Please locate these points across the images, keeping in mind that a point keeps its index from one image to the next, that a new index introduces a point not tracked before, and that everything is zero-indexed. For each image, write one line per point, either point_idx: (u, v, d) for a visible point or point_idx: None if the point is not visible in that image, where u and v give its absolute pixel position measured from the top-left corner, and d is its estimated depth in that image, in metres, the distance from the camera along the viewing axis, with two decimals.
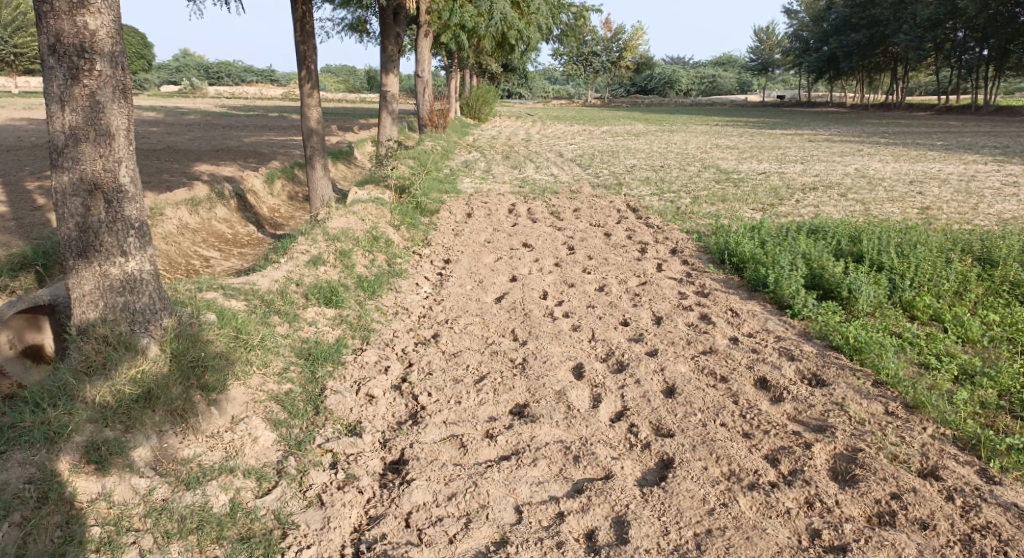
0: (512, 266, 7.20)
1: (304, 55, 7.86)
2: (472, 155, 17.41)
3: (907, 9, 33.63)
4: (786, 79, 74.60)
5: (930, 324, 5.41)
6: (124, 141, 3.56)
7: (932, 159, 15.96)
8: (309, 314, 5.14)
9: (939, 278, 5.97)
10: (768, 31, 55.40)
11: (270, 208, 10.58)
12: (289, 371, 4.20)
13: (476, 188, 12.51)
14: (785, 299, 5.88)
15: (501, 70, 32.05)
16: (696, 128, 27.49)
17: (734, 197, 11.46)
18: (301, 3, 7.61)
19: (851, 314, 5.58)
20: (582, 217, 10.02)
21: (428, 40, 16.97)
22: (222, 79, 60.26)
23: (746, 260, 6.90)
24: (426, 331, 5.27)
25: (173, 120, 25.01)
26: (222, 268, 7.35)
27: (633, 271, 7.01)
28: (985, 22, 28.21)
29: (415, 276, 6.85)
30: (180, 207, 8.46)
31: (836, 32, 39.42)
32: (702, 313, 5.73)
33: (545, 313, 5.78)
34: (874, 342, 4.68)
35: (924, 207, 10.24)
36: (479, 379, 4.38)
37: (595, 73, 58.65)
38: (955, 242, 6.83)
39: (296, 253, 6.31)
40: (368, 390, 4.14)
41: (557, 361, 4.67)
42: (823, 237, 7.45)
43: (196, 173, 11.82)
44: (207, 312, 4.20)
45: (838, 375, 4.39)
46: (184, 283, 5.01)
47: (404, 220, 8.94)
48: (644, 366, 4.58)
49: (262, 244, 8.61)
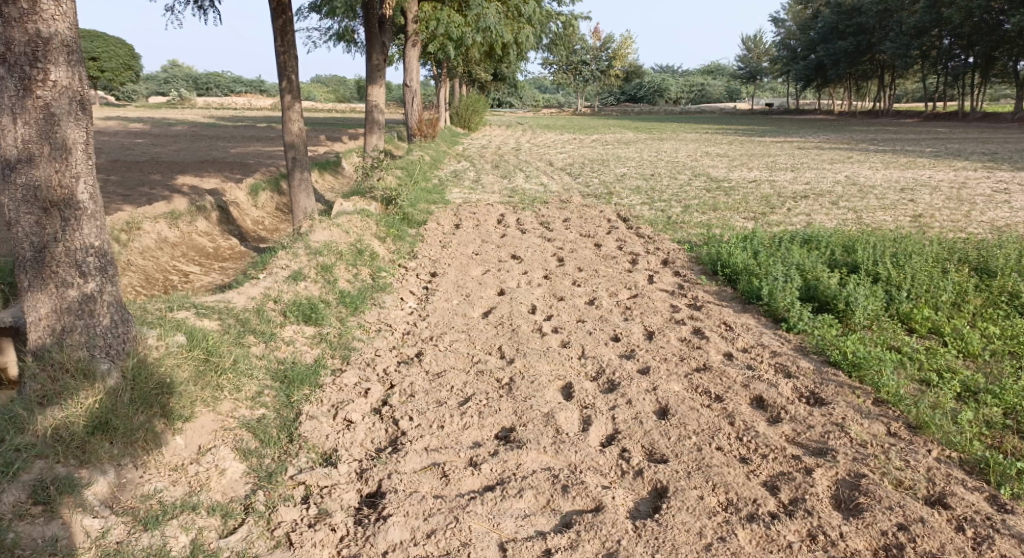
0: (500, 279, 7.02)
1: (285, 65, 7.68)
2: (461, 164, 17.26)
3: (894, 17, 33.89)
4: (774, 87, 74.98)
5: (929, 337, 5.26)
6: (82, 155, 3.37)
7: (921, 166, 15.91)
8: (287, 333, 4.94)
9: (936, 289, 5.83)
10: (756, 39, 55.91)
11: (254, 220, 10.36)
12: (262, 395, 4.00)
13: (465, 198, 12.34)
14: (780, 312, 5.72)
15: (490, 79, 32.04)
16: (686, 136, 27.50)
17: (725, 206, 11.33)
18: (282, 11, 7.43)
19: (848, 327, 5.43)
20: (572, 227, 9.86)
21: (416, 49, 16.83)
22: (211, 89, 59.91)
23: (739, 271, 6.74)
24: (409, 349, 5.07)
25: (159, 131, 24.76)
26: (201, 284, 7.14)
27: (624, 284, 6.84)
28: (971, 30, 28.40)
29: (399, 290, 6.65)
30: (159, 220, 8.24)
31: (823, 41, 39.64)
32: (695, 327, 5.57)
33: (533, 328, 5.59)
34: (872, 358, 4.53)
35: (916, 215, 10.14)
36: (463, 401, 4.18)
37: (584, 81, 58.81)
38: (950, 252, 6.71)
39: (276, 268, 6.10)
40: (346, 414, 3.93)
41: (546, 380, 4.48)
42: (817, 247, 7.32)
43: (179, 185, 11.59)
44: (175, 333, 4.01)
45: (837, 393, 4.22)
46: (154, 302, 4.80)
47: (390, 232, 8.75)
48: (636, 385, 4.40)
49: (244, 258, 8.39)
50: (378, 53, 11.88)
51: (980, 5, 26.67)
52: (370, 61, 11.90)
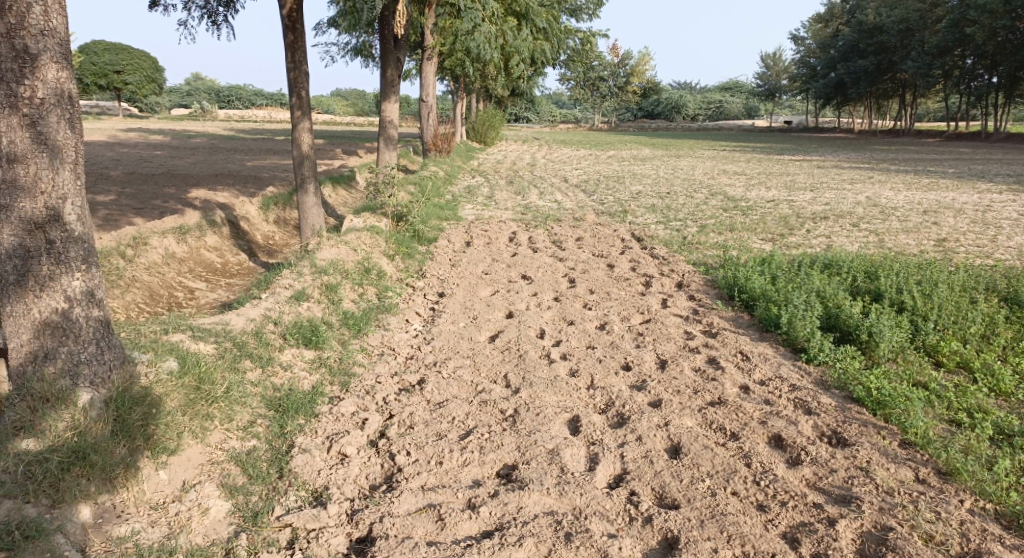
0: (509, 301, 6.83)
1: (295, 81, 7.62)
2: (475, 179, 17.18)
3: (915, 36, 33.62)
4: (794, 104, 74.55)
5: (957, 372, 4.97)
6: (70, 175, 3.30)
7: (944, 188, 15.55)
8: (285, 357, 4.80)
9: (964, 320, 5.54)
10: (775, 57, 55.76)
11: (265, 234, 10.28)
12: (254, 425, 3.89)
13: (477, 215, 12.21)
14: (800, 342, 5.46)
15: (508, 95, 32.16)
16: (704, 153, 27.25)
17: (743, 226, 11.08)
18: (293, 27, 7.38)
19: (871, 360, 5.16)
20: (585, 246, 9.68)
21: (432, 65, 16.87)
22: (231, 101, 60.81)
23: (756, 297, 6.51)
24: (411, 376, 4.88)
25: (178, 143, 25.02)
26: (205, 302, 7.05)
27: (636, 308, 6.62)
28: (994, 49, 27.90)
29: (405, 311, 6.48)
30: (167, 235, 8.18)
31: (843, 59, 39.36)
32: (710, 356, 5.33)
33: (541, 355, 5.38)
34: (898, 396, 4.25)
35: (941, 239, 9.83)
36: (464, 434, 3.99)
37: (601, 97, 58.98)
38: (978, 279, 6.43)
39: (278, 288, 5.98)
40: (341, 448, 3.79)
41: (551, 413, 4.27)
42: (837, 272, 7.08)
43: (191, 199, 11.59)
44: (167, 359, 3.93)
45: (861, 433, 3.96)
46: (151, 325, 4.69)
47: (399, 249, 8.60)
48: (646, 420, 4.18)
49: (252, 274, 8.29)
50: (393, 68, 11.81)
51: (1004, 24, 26.23)
52: (385, 76, 11.83)
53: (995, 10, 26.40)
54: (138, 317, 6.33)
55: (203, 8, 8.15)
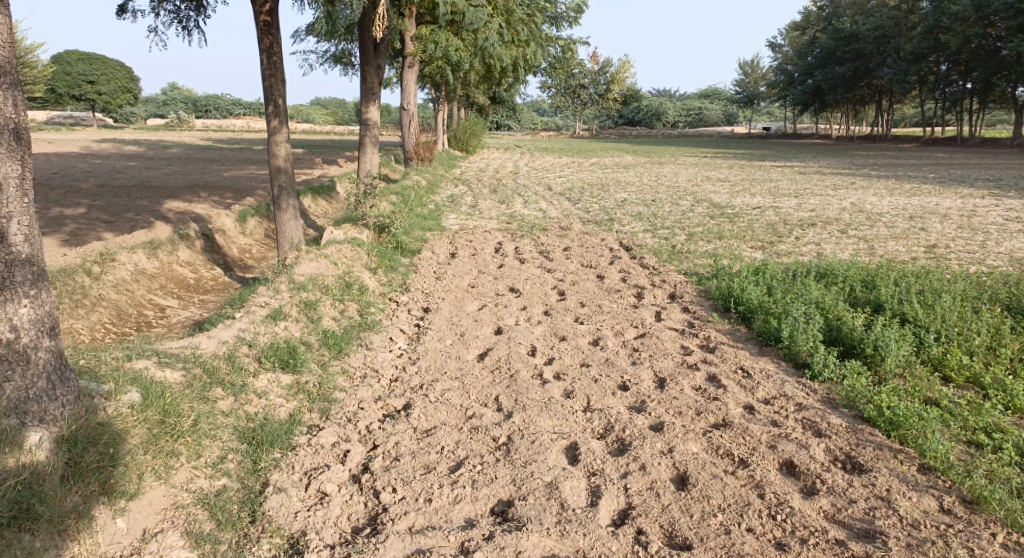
0: (498, 316, 6.54)
1: (271, 89, 7.30)
2: (458, 188, 16.90)
3: (891, 43, 34.04)
4: (772, 110, 75.38)
5: (967, 387, 4.79)
6: (15, 192, 3.05)
7: (927, 193, 15.54)
8: (261, 383, 4.46)
9: (969, 331, 5.37)
10: (753, 64, 56.29)
11: (241, 248, 9.88)
12: (225, 461, 3.58)
13: (461, 224, 11.93)
14: (802, 356, 5.25)
15: (489, 102, 32.01)
16: (686, 160, 27.21)
17: (731, 234, 10.92)
18: (268, 32, 7.07)
19: (878, 376, 4.96)
20: (573, 256, 9.44)
21: (414, 72, 16.59)
22: (209, 111, 60.19)
23: (753, 308, 6.29)
24: (396, 401, 4.57)
25: (154, 154, 24.49)
26: (176, 321, 6.69)
27: (630, 321, 6.37)
28: (969, 56, 28.31)
29: (389, 329, 6.16)
30: (136, 250, 7.79)
31: (821, 66, 39.78)
32: (710, 373, 5.08)
33: (533, 374, 5.10)
34: (913, 416, 4.04)
35: (931, 245, 9.73)
36: (454, 466, 3.70)
37: (582, 105, 59.14)
38: (979, 289, 6.26)
39: (253, 307, 5.65)
40: (321, 485, 3.50)
41: (547, 439, 3.99)
42: (834, 281, 6.89)
43: (165, 211, 11.21)
44: (129, 390, 3.60)
45: (877, 458, 3.73)
46: (113, 351, 4.35)
47: (382, 262, 8.28)
48: (649, 446, 3.91)
49: (227, 289, 7.93)
50: (373, 74, 11.47)
51: (977, 31, 26.68)
52: (366, 84, 11.51)
53: (969, 17, 26.87)
54: (102, 340, 5.98)
55: (174, 13, 7.81)
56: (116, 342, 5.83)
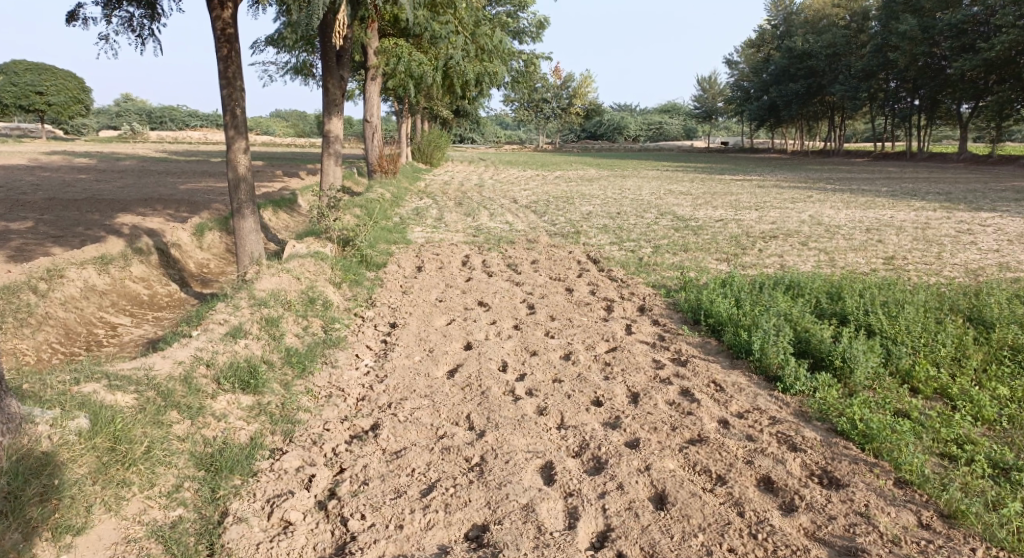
0: (467, 331, 6.41)
1: (229, 99, 7.08)
2: (423, 201, 16.73)
3: (842, 61, 35.20)
4: (730, 126, 77.27)
5: (935, 399, 4.89)
6: None
7: (882, 206, 16.00)
8: (220, 405, 4.24)
9: (934, 343, 5.49)
10: (711, 80, 57.61)
11: (199, 262, 9.53)
12: (181, 490, 3.36)
13: (427, 237, 11.78)
14: (773, 369, 5.26)
15: (453, 115, 31.97)
16: (649, 173, 27.58)
17: (696, 246, 11.02)
18: (227, 41, 6.88)
19: (848, 388, 5.01)
20: (541, 269, 9.37)
21: (377, 85, 16.41)
22: (164, 122, 58.78)
23: (723, 321, 6.30)
24: (363, 421, 4.39)
25: (105, 166, 23.67)
26: (129, 339, 6.38)
27: (601, 335, 6.32)
28: (916, 74, 29.42)
29: (355, 345, 5.97)
30: (86, 266, 7.43)
31: (776, 83, 40.93)
32: (683, 387, 5.05)
33: (505, 391, 4.98)
34: (887, 429, 4.09)
35: (889, 257, 9.97)
36: (426, 490, 3.55)
37: (545, 119, 59.59)
38: (940, 300, 6.41)
39: (211, 324, 5.40)
40: (285, 514, 3.30)
41: (521, 459, 3.87)
42: (800, 293, 6.96)
43: (117, 225, 10.77)
44: (76, 415, 3.36)
45: (853, 473, 3.76)
46: (59, 374, 4.08)
47: (347, 276, 8.07)
48: (626, 464, 3.83)
49: (183, 306, 7.62)
50: (336, 86, 11.28)
51: (923, 50, 27.78)
52: (328, 95, 11.29)
53: (915, 36, 27.97)
54: (48, 361, 5.65)
55: (128, 21, 7.54)
56: (64, 363, 5.53)
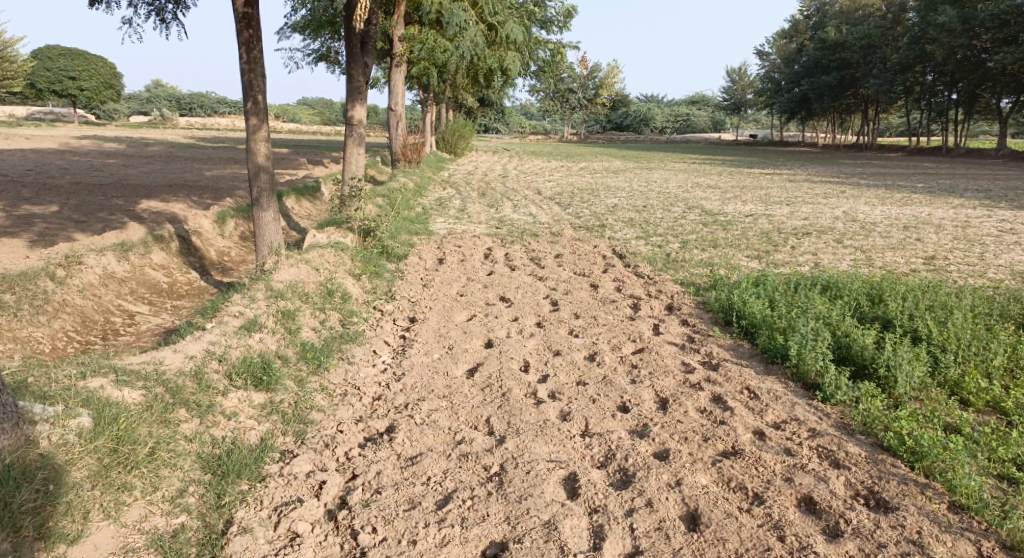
0: (487, 328, 6.19)
1: (250, 85, 6.90)
2: (446, 191, 16.55)
3: (877, 52, 34.13)
4: (759, 118, 76.01)
5: (988, 412, 4.57)
6: None
7: (919, 203, 15.41)
8: (230, 403, 4.08)
9: (986, 351, 5.15)
10: (740, 71, 56.47)
11: (220, 250, 9.43)
12: (185, 495, 3.19)
13: (450, 229, 11.58)
14: (812, 377, 4.96)
15: (478, 104, 31.74)
16: (676, 165, 27.02)
17: (725, 242, 10.67)
18: (248, 26, 6.71)
19: (892, 399, 4.71)
20: (565, 264, 9.11)
21: (402, 72, 16.20)
22: (193, 109, 59.32)
23: (757, 322, 5.99)
24: (379, 422, 4.20)
25: (134, 152, 23.83)
26: (146, 328, 6.27)
27: (628, 335, 6.04)
28: (954, 67, 28.33)
29: (373, 340, 5.79)
30: (105, 253, 7.34)
31: (808, 74, 39.92)
32: (715, 392, 4.78)
33: (527, 394, 4.74)
34: (939, 446, 3.81)
35: (929, 257, 9.50)
36: (442, 501, 3.34)
37: (571, 109, 58.91)
38: (990, 306, 6.03)
39: (226, 317, 5.24)
40: (292, 524, 3.13)
41: (543, 469, 3.64)
42: (838, 294, 6.60)
43: (140, 211, 10.71)
44: (78, 415, 3.21)
45: (902, 496, 3.50)
46: (66, 367, 3.95)
47: (366, 268, 7.89)
48: (655, 477, 3.60)
49: (202, 295, 7.50)
50: (360, 73, 11.06)
51: (963, 42, 26.72)
52: (351, 82, 11.05)
53: (954, 28, 26.87)
54: (63, 352, 5.56)
55: (151, 4, 7.40)
56: (79, 354, 5.44)
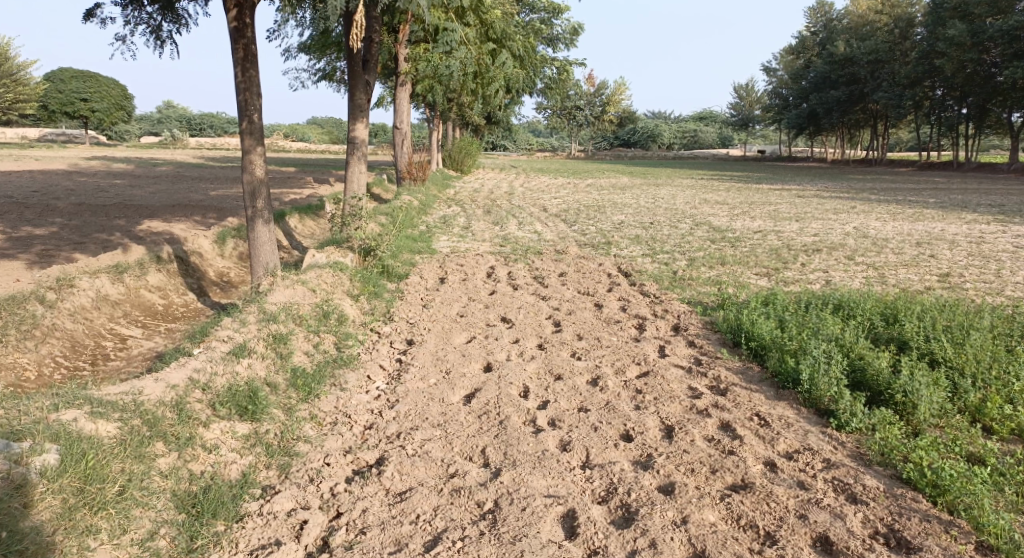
0: (487, 350, 5.97)
1: (245, 104, 6.81)
2: (451, 209, 16.45)
3: (885, 67, 33.96)
4: (767, 133, 75.86)
5: (1012, 440, 4.33)
6: None
7: (931, 218, 15.14)
8: (212, 434, 3.90)
9: (1008, 376, 4.90)
10: (748, 87, 56.47)
11: (219, 270, 9.30)
12: (155, 538, 3.03)
13: (453, 247, 11.44)
14: (825, 403, 4.71)
15: (484, 121, 31.75)
16: (684, 181, 26.85)
17: (734, 259, 10.44)
18: (244, 44, 6.63)
19: (911, 427, 4.46)
20: (570, 282, 8.92)
21: (406, 91, 16.16)
22: (205, 129, 59.85)
23: (766, 345, 5.75)
24: (369, 454, 4.00)
25: (142, 172, 23.87)
26: (136, 353, 6.13)
27: (632, 357, 5.81)
28: (963, 81, 28.09)
29: (368, 365, 5.59)
30: (99, 274, 7.21)
31: (816, 89, 39.75)
32: (723, 420, 4.53)
33: (525, 421, 4.53)
34: (963, 479, 3.57)
35: (944, 274, 9.24)
36: (431, 543, 3.13)
37: (578, 126, 58.95)
38: (1010, 326, 5.77)
39: (214, 342, 5.08)
40: None
41: (540, 506, 3.42)
42: (851, 314, 6.34)
43: (141, 231, 10.62)
44: (43, 452, 3.02)
45: (925, 535, 3.26)
46: (41, 397, 3.78)
47: (365, 289, 7.72)
48: (659, 514, 3.37)
49: (196, 317, 7.37)
50: (362, 92, 10.98)
51: (973, 56, 26.49)
52: (353, 100, 10.96)
53: (963, 42, 26.64)
54: (49, 379, 5.42)
55: (148, 23, 7.35)
56: (64, 382, 5.28)
